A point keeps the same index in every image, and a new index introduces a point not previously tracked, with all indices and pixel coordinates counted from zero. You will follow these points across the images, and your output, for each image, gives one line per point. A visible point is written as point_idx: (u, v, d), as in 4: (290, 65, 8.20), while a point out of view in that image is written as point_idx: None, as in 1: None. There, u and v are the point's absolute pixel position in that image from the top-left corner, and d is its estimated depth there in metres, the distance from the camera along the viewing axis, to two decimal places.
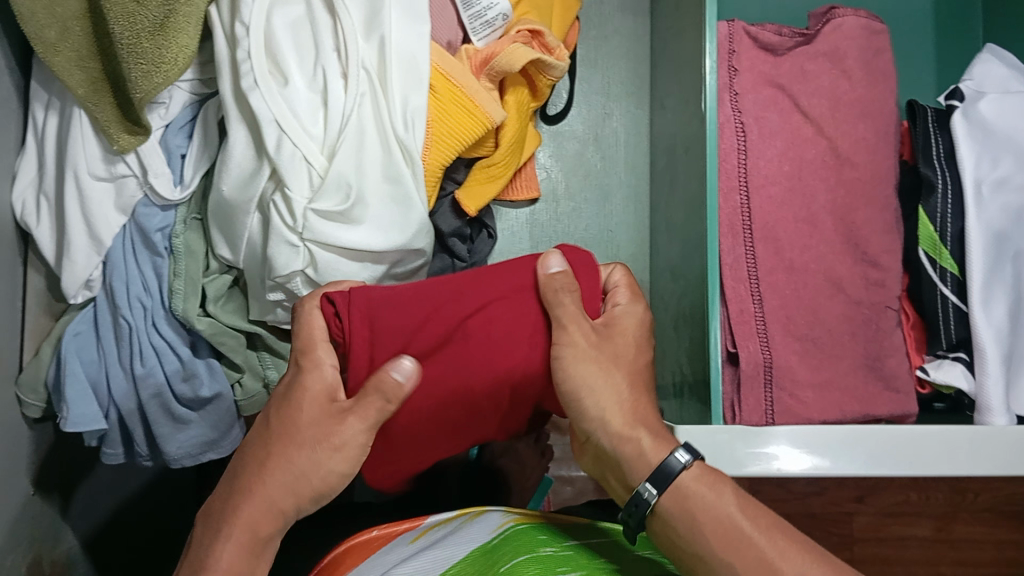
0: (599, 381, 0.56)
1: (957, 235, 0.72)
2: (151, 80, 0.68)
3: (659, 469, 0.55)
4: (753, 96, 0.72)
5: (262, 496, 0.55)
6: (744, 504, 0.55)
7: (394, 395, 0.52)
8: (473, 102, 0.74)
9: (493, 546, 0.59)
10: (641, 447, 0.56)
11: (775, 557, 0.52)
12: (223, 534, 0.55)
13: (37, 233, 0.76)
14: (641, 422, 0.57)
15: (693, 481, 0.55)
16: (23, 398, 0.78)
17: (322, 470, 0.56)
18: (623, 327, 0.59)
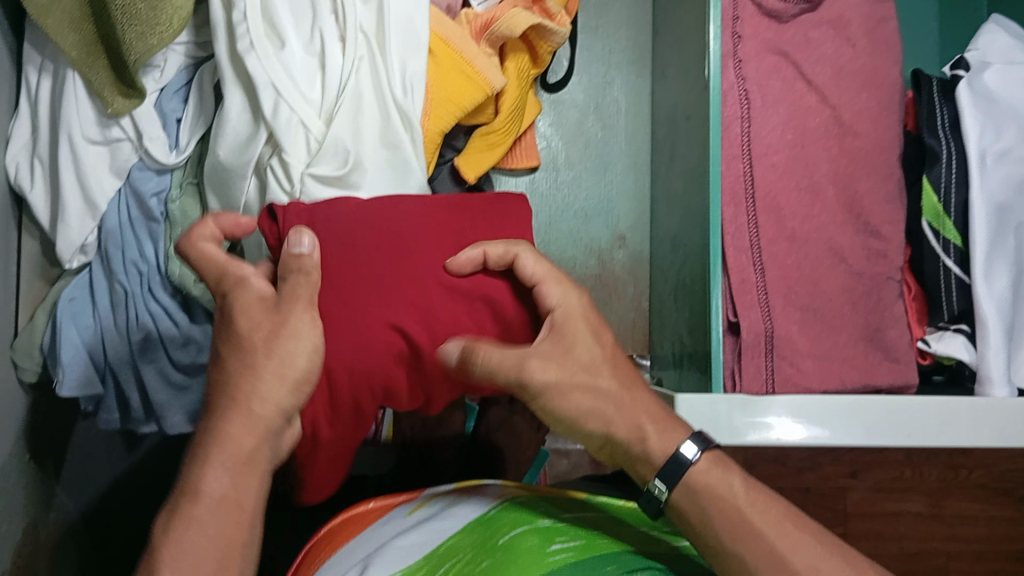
0: (588, 401, 0.53)
1: (961, 205, 0.71)
2: (145, 43, 0.67)
3: (668, 465, 0.52)
4: (755, 63, 0.71)
5: (247, 407, 0.49)
6: (747, 488, 0.53)
7: (308, 264, 0.52)
8: (473, 68, 0.73)
9: (491, 517, 0.59)
10: (647, 444, 0.53)
11: (785, 550, 0.50)
12: (211, 459, 0.48)
13: (31, 196, 0.75)
14: (639, 412, 0.54)
15: (702, 474, 0.53)
16: (18, 363, 0.78)
17: (288, 365, 0.50)
18: (572, 332, 0.54)
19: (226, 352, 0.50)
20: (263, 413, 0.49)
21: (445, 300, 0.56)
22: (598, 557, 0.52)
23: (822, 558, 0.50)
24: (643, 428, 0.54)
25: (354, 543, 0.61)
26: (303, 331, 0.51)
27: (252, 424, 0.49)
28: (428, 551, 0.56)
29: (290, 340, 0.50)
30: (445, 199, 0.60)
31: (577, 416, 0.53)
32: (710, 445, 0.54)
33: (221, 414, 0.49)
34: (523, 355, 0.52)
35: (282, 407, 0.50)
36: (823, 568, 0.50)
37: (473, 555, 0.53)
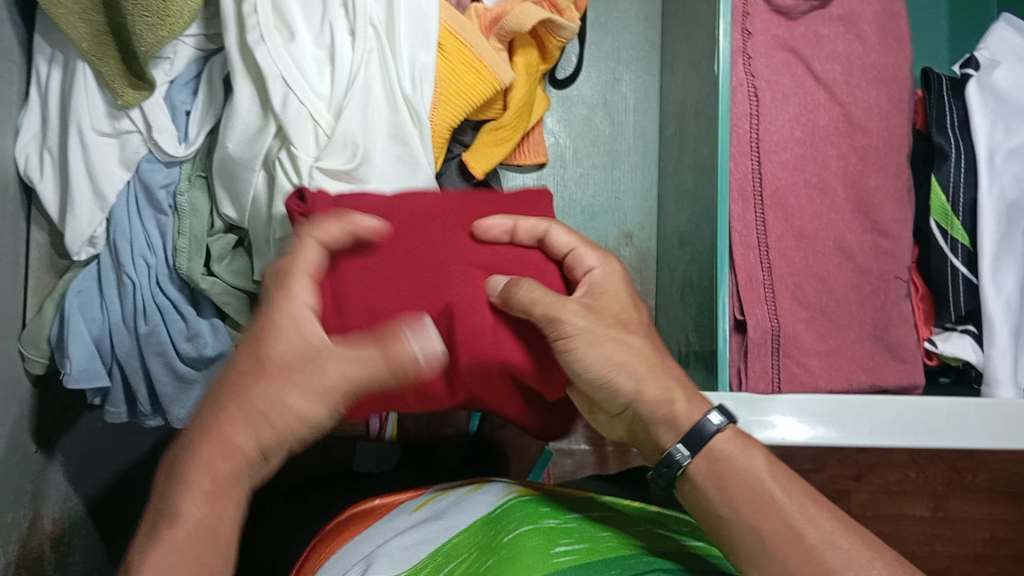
0: (618, 354, 0.54)
1: (969, 205, 0.71)
2: (156, 33, 0.67)
3: (693, 431, 0.55)
4: (766, 60, 0.71)
5: (231, 441, 0.49)
6: (772, 468, 0.55)
7: (405, 364, 0.48)
8: (482, 63, 0.72)
9: (495, 516, 0.59)
10: (674, 407, 0.56)
11: (803, 527, 0.51)
12: (185, 482, 0.48)
13: (41, 187, 0.76)
14: (667, 379, 0.56)
15: (725, 442, 0.55)
16: (26, 354, 0.78)
17: (281, 410, 0.49)
18: (610, 292, 0.57)
19: (228, 378, 0.50)
20: (244, 449, 0.49)
21: (470, 273, 0.55)
22: (602, 562, 0.52)
23: (840, 535, 0.51)
24: (669, 394, 0.56)
25: (357, 542, 0.60)
26: (325, 376, 0.49)
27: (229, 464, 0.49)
28: (431, 552, 0.55)
29: (297, 387, 0.49)
30: (478, 194, 0.63)
31: (599, 370, 0.54)
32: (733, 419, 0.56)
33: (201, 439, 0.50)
34: (560, 301, 0.52)
35: (264, 446, 0.50)
36: (840, 544, 0.51)
37: (478, 554, 0.53)
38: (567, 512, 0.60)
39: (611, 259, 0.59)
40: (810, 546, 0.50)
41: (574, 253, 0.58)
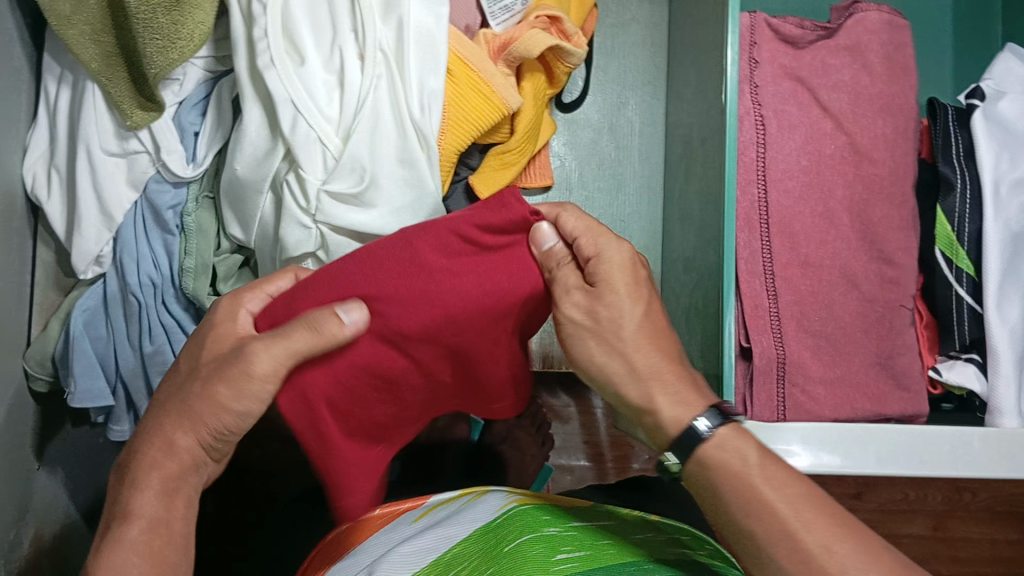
0: (602, 354, 0.56)
1: (974, 235, 0.71)
2: (166, 56, 0.68)
3: (683, 437, 0.53)
4: (772, 88, 0.71)
5: (178, 453, 0.57)
6: (763, 460, 0.52)
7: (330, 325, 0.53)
8: (489, 87, 0.73)
9: (496, 525, 0.59)
10: (657, 411, 0.54)
11: (797, 528, 0.49)
12: (139, 483, 0.56)
13: (48, 207, 0.76)
14: (655, 378, 0.55)
15: (714, 449, 0.53)
16: (30, 371, 0.78)
17: (216, 404, 0.56)
18: (615, 281, 0.55)
19: (169, 397, 0.59)
20: (184, 450, 0.57)
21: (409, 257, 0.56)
22: (601, 568, 0.52)
23: (838, 539, 0.49)
24: (676, 387, 0.55)
25: (360, 550, 0.61)
26: (256, 363, 0.54)
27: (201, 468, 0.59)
28: (434, 557, 0.56)
29: (224, 380, 0.55)
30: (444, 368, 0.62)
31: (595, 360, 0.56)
32: (728, 418, 0.53)
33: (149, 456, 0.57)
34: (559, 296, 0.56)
35: (204, 443, 0.58)
36: (836, 548, 0.49)
37: (480, 560, 0.54)
38: (567, 520, 0.61)
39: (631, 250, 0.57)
40: (804, 550, 0.49)
41: (577, 244, 0.55)
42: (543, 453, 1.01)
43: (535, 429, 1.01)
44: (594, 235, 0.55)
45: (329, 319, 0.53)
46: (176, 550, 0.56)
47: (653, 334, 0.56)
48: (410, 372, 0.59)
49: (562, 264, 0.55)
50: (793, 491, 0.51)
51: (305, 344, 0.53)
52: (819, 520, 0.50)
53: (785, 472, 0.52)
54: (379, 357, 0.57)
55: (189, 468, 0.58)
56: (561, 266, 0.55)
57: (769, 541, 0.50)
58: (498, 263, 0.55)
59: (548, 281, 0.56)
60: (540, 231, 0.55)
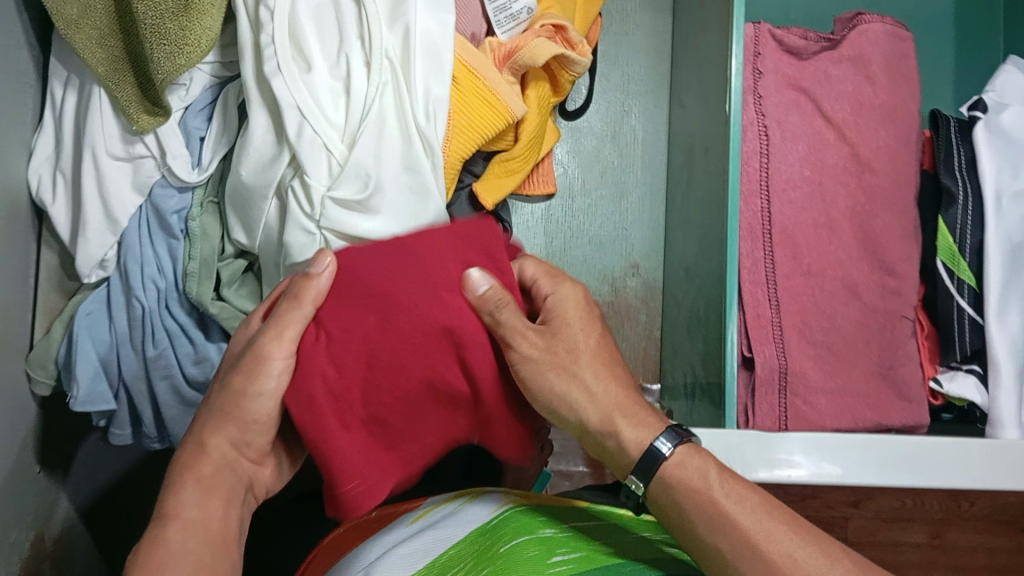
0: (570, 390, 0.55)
1: (976, 247, 0.71)
2: (173, 62, 0.68)
3: (645, 460, 0.54)
4: (776, 98, 0.72)
5: (211, 452, 0.58)
6: (723, 478, 0.54)
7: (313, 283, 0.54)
8: (494, 95, 0.73)
9: (492, 526, 0.61)
10: (619, 438, 0.55)
11: (759, 540, 0.51)
12: (178, 485, 0.57)
13: (53, 210, 0.76)
14: (612, 404, 0.56)
15: (674, 468, 0.54)
16: (33, 375, 0.78)
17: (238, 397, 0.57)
18: (569, 318, 0.57)
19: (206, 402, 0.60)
20: (218, 449, 0.59)
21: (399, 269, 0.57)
22: (598, 569, 0.54)
23: (799, 546, 0.51)
24: (642, 414, 0.56)
25: (358, 551, 0.63)
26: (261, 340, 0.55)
27: (239, 465, 0.60)
28: (428, 562, 0.59)
29: (238, 371, 0.56)
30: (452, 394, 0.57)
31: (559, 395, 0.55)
32: (684, 438, 0.55)
33: (186, 459, 0.59)
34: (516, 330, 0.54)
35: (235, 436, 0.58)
36: (799, 557, 0.51)
37: (475, 562, 0.56)
38: (562, 521, 0.62)
39: (567, 284, 0.59)
40: (770, 562, 0.50)
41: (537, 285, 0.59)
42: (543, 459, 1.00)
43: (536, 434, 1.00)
44: (557, 277, 0.59)
45: (303, 282, 0.54)
46: (212, 548, 0.55)
47: (609, 368, 0.57)
48: (403, 357, 0.53)
49: (501, 307, 0.53)
50: (753, 505, 0.53)
51: (295, 318, 0.54)
52: (780, 533, 0.52)
53: (745, 487, 0.54)
54: (361, 334, 0.54)
55: (225, 466, 0.59)
56: (500, 309, 0.53)
57: (735, 555, 0.51)
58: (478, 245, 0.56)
59: (491, 328, 0.54)
60: (473, 275, 0.54)
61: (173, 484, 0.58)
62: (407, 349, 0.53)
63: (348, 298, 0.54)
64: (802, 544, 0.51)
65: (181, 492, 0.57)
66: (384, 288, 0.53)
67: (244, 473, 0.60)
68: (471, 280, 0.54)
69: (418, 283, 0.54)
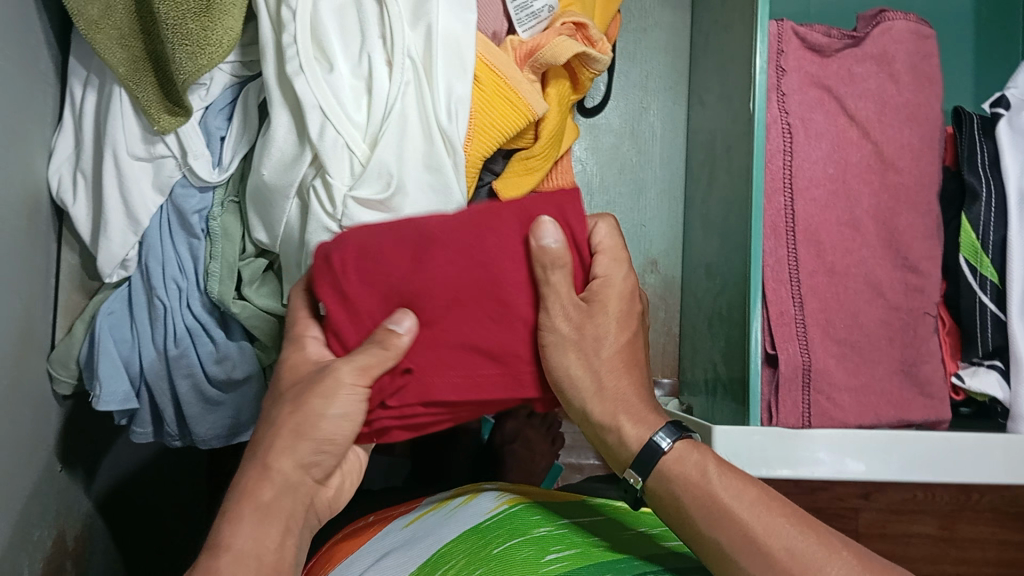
0: (577, 367, 0.53)
1: (999, 244, 0.71)
2: (195, 62, 0.68)
3: (642, 453, 0.55)
4: (799, 96, 0.72)
5: (272, 476, 0.52)
6: (722, 471, 0.54)
7: (388, 338, 0.50)
8: (516, 94, 0.73)
9: (486, 526, 0.62)
10: (621, 432, 0.56)
11: (759, 533, 0.51)
12: (229, 515, 0.52)
13: (74, 210, 0.76)
14: (619, 399, 0.56)
15: (674, 463, 0.54)
16: (55, 374, 0.78)
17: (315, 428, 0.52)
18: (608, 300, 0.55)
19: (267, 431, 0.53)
20: (282, 472, 0.52)
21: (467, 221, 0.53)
22: (593, 565, 0.54)
23: (798, 538, 0.51)
24: (644, 414, 0.56)
25: (352, 557, 0.64)
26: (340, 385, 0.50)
27: (304, 486, 0.54)
28: (424, 558, 0.59)
29: (314, 398, 0.51)
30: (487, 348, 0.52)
31: (562, 372, 0.53)
32: (683, 433, 0.55)
33: (249, 472, 0.53)
34: (561, 297, 0.52)
35: (302, 463, 0.53)
36: (799, 549, 0.50)
37: (467, 560, 0.57)
38: (558, 518, 0.63)
39: (624, 265, 0.55)
40: (769, 556, 0.50)
41: (597, 258, 0.54)
42: (553, 451, 1.01)
43: (547, 428, 1.00)
44: (618, 256, 0.54)
45: (384, 332, 0.50)
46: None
47: (630, 374, 0.57)
48: (434, 291, 0.51)
49: (555, 267, 0.51)
50: (750, 499, 0.52)
51: (376, 356, 0.50)
52: (781, 526, 0.51)
53: (741, 481, 0.54)
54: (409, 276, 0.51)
55: (286, 491, 0.53)
56: (551, 269, 0.51)
57: (736, 546, 0.51)
58: (552, 209, 0.53)
59: (537, 283, 0.52)
60: (545, 227, 0.51)
61: (225, 510, 0.52)
62: (442, 284, 0.51)
63: (404, 242, 0.51)
64: (802, 537, 0.51)
65: (235, 519, 0.51)
66: (425, 227, 0.51)
67: (307, 494, 0.54)
68: (540, 227, 0.51)
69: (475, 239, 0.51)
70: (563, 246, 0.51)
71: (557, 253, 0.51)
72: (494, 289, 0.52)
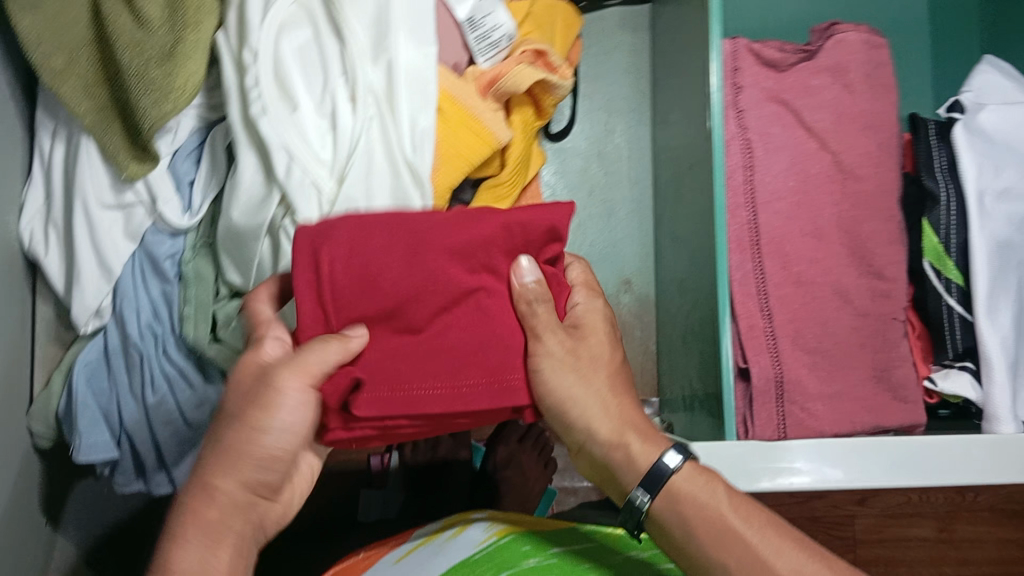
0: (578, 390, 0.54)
1: (962, 246, 0.72)
2: (160, 108, 0.68)
3: (650, 474, 0.54)
4: (757, 112, 0.74)
5: (218, 495, 0.54)
6: (731, 495, 0.55)
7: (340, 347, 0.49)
8: (480, 124, 0.74)
9: (476, 561, 0.63)
10: (629, 451, 0.55)
11: (769, 556, 0.53)
12: (180, 534, 0.54)
13: (47, 263, 0.76)
14: (624, 422, 0.56)
15: (684, 482, 0.55)
16: (34, 427, 0.78)
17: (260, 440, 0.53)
18: (593, 326, 0.58)
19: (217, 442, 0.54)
20: (227, 492, 0.54)
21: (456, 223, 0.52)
22: None
23: (803, 561, 0.53)
24: (652, 437, 0.56)
25: None
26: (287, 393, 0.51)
27: (249, 506, 0.56)
28: None
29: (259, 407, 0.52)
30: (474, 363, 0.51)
31: (562, 399, 0.53)
32: (691, 455, 0.56)
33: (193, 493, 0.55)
34: (547, 326, 0.53)
35: (249, 477, 0.54)
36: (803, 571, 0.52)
37: None
38: (550, 546, 0.64)
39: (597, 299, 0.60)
40: None
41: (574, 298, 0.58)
42: (548, 475, 1.00)
43: (541, 451, 1.01)
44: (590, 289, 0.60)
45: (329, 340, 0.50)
46: None
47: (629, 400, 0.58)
48: (416, 292, 0.50)
49: (539, 300, 0.52)
50: (758, 523, 0.54)
51: (315, 360, 0.50)
52: (790, 551, 0.53)
53: (750, 504, 0.55)
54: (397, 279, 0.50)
55: (233, 508, 0.55)
56: (536, 302, 0.52)
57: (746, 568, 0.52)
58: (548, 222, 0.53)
59: (523, 317, 0.53)
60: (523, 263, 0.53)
61: (171, 537, 0.55)
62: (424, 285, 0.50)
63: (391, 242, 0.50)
64: (805, 559, 0.53)
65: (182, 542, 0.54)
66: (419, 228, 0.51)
67: (254, 514, 0.56)
68: (522, 267, 0.53)
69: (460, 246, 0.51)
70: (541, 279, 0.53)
71: (537, 288, 0.53)
72: (477, 303, 0.52)
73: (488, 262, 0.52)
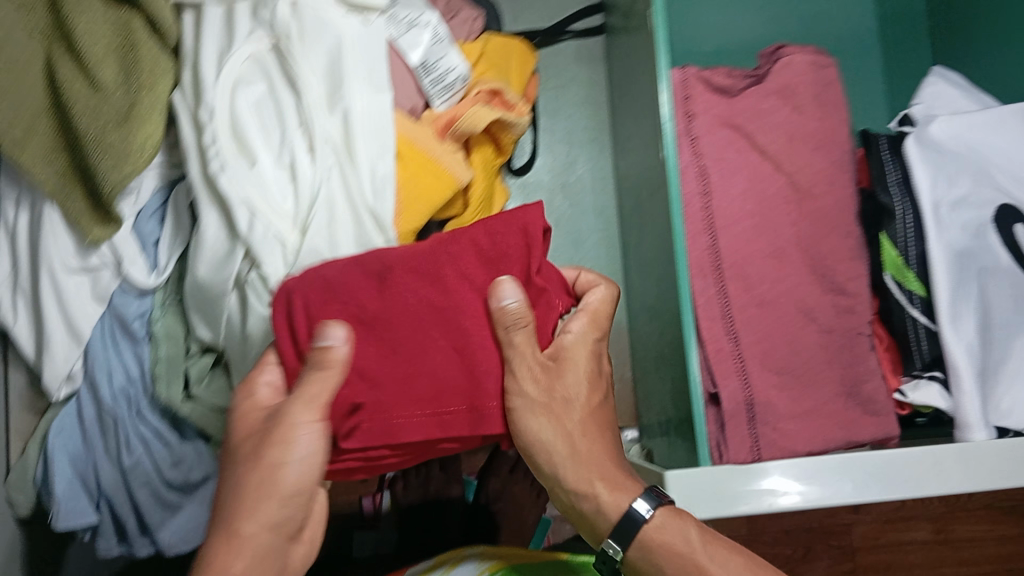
0: (548, 431, 0.59)
1: (920, 257, 0.73)
2: (120, 171, 0.69)
3: (624, 519, 0.59)
4: (710, 138, 0.75)
5: (241, 538, 0.56)
6: (704, 537, 0.59)
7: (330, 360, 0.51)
8: (440, 167, 0.75)
9: None
10: (598, 501, 0.60)
11: None
12: None
13: (17, 330, 0.76)
14: (592, 469, 0.61)
15: (656, 532, 0.59)
16: (14, 496, 0.79)
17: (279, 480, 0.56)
18: (574, 362, 0.62)
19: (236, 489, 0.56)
20: (254, 536, 0.56)
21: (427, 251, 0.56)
22: None
23: None
24: (621, 482, 0.61)
25: None
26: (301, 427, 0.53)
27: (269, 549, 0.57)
28: None
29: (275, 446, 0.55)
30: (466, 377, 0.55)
31: (536, 441, 0.59)
32: (664, 500, 0.59)
33: (217, 544, 0.56)
34: (523, 352, 0.56)
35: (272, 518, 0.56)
36: None
37: None
38: None
39: (594, 333, 0.63)
40: None
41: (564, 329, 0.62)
42: (540, 504, 0.99)
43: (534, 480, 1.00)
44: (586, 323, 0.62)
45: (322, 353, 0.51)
46: None
47: (602, 440, 0.63)
48: (398, 323, 0.55)
49: (517, 326, 0.55)
50: (732, 566, 0.58)
51: (319, 380, 0.52)
52: None
53: (723, 545, 0.59)
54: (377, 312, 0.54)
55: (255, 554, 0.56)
56: (514, 328, 0.55)
57: None
58: (516, 234, 0.57)
59: (501, 342, 0.56)
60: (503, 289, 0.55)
61: None
62: (401, 315, 0.55)
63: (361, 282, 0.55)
64: None
65: None
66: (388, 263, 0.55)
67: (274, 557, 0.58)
68: (501, 289, 0.55)
69: (432, 271, 0.55)
70: (523, 301, 0.55)
71: (518, 311, 0.55)
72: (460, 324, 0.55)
73: (468, 283, 0.56)
